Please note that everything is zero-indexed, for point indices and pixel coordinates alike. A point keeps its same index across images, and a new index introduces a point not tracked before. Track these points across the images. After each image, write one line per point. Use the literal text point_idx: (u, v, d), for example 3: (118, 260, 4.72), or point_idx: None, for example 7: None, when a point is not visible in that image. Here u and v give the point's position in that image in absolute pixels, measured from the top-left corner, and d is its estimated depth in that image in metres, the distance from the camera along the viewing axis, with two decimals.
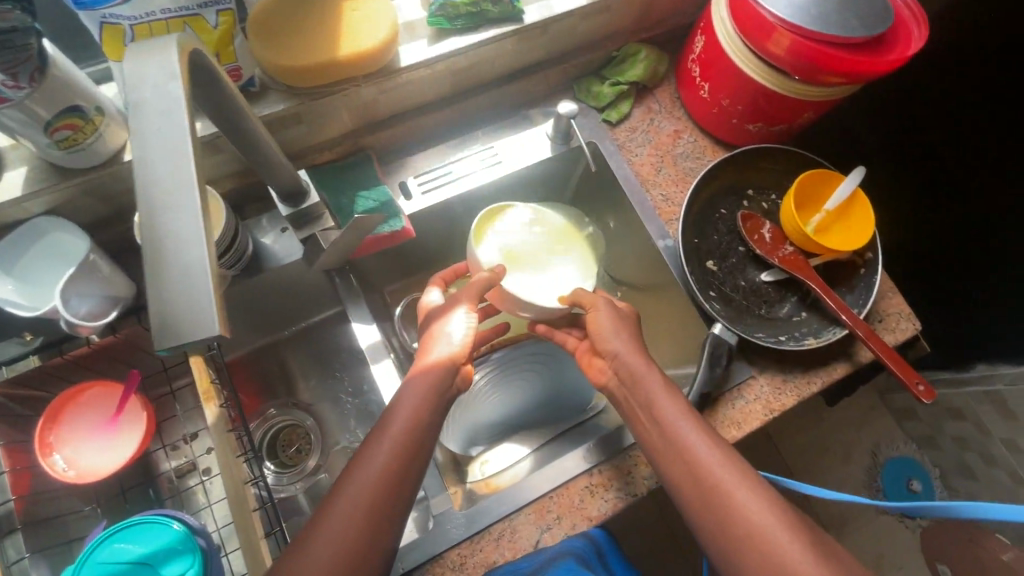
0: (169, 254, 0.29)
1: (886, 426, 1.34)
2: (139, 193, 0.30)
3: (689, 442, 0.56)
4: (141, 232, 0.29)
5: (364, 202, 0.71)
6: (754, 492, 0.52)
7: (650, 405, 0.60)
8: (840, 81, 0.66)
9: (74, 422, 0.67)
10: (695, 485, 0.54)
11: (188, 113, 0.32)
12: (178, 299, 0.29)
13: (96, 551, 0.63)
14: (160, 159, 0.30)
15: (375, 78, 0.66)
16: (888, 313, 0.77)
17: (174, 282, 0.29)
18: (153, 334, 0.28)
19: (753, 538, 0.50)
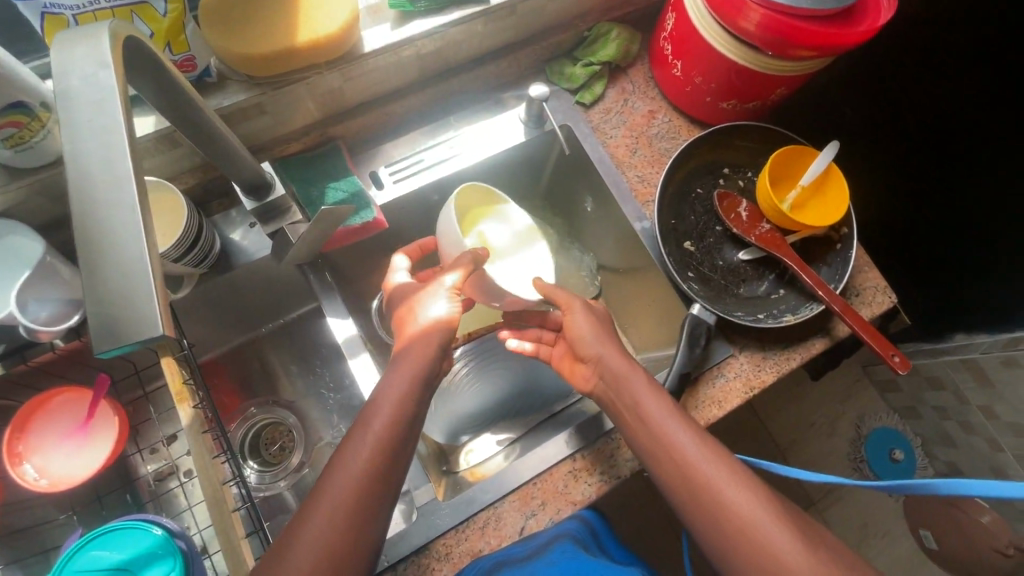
0: (107, 252, 0.28)
1: (868, 398, 1.36)
2: (72, 188, 0.28)
3: (676, 438, 0.56)
4: (75, 231, 0.28)
5: (334, 193, 0.70)
6: (740, 483, 0.53)
7: (636, 405, 0.60)
8: (811, 55, 0.65)
9: (42, 429, 0.65)
10: (683, 480, 0.54)
11: (123, 105, 0.30)
12: (121, 299, 0.28)
13: (73, 560, 0.62)
14: (96, 153, 0.29)
15: (338, 65, 0.64)
16: (865, 287, 0.78)
17: (115, 282, 0.28)
18: (92, 337, 0.27)
19: (741, 529, 0.50)
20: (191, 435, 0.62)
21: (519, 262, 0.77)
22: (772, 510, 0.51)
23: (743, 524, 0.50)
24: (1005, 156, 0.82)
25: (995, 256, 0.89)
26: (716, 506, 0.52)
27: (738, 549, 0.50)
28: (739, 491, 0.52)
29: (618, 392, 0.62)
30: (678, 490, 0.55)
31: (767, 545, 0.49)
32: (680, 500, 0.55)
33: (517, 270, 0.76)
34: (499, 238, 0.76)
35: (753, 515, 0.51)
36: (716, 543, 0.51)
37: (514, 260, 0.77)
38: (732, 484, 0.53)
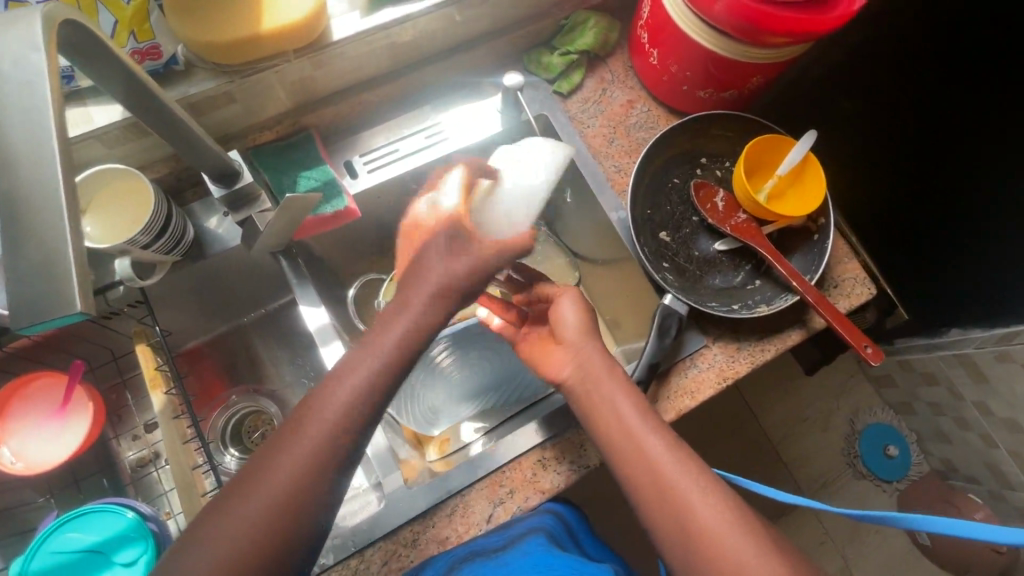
0: (29, 230, 0.28)
1: (862, 393, 1.35)
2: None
3: (635, 427, 0.58)
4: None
5: (306, 182, 0.71)
6: (704, 483, 0.53)
7: (612, 411, 0.59)
8: (784, 42, 0.65)
9: (18, 414, 0.67)
10: (638, 465, 0.55)
11: (54, 87, 0.30)
12: (42, 275, 0.28)
13: (48, 539, 0.63)
14: (21, 133, 0.29)
15: (307, 53, 0.64)
16: (844, 279, 0.77)
17: (36, 259, 0.28)
18: (12, 313, 0.28)
19: (698, 522, 0.51)
20: (165, 418, 0.65)
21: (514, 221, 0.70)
22: (728, 498, 0.52)
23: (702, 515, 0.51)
24: (991, 138, 0.80)
25: (983, 242, 0.87)
26: (674, 493, 0.53)
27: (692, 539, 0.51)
28: (694, 477, 0.53)
29: (584, 382, 0.62)
30: (634, 481, 0.55)
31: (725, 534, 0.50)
32: (633, 483, 0.55)
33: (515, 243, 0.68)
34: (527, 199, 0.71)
35: (714, 503, 0.52)
36: (666, 533, 0.52)
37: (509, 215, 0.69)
38: (688, 474, 0.54)
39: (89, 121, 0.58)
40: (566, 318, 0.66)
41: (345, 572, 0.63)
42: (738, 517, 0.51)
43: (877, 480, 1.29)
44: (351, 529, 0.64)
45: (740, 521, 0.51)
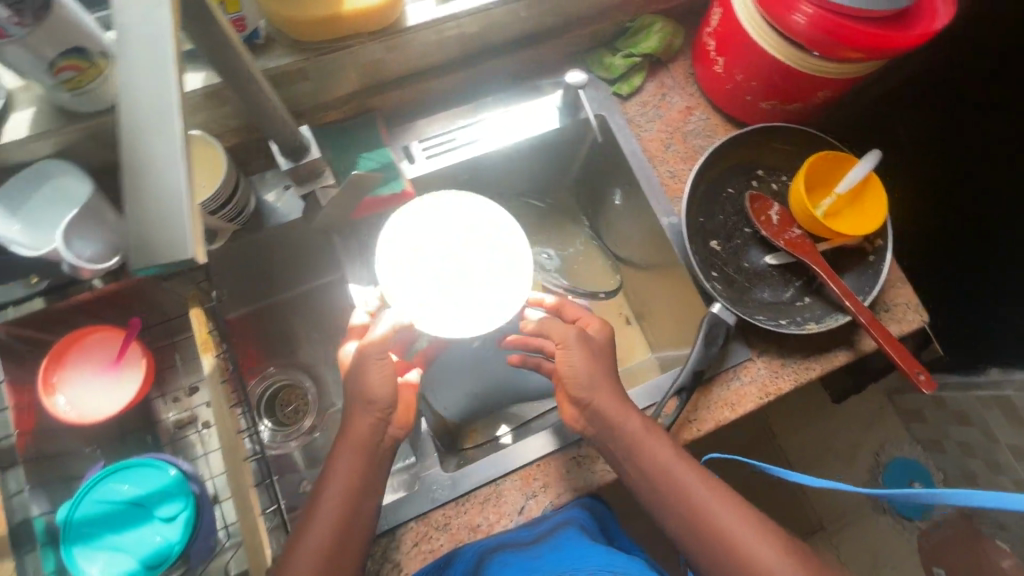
0: (145, 182, 0.29)
1: (890, 426, 1.32)
2: (120, 116, 0.30)
3: (656, 445, 0.60)
4: (122, 154, 0.29)
5: (366, 163, 0.72)
6: (739, 516, 0.56)
7: (637, 455, 0.60)
8: (861, 57, 0.64)
9: (75, 365, 0.69)
10: (654, 481, 0.58)
11: (174, 47, 0.31)
12: (155, 226, 0.29)
13: (94, 488, 0.65)
14: (144, 86, 0.30)
15: (381, 37, 0.65)
16: (895, 303, 0.76)
17: (151, 209, 0.29)
18: (127, 254, 0.28)
19: (729, 541, 0.55)
20: (212, 382, 0.66)
21: (477, 270, 0.62)
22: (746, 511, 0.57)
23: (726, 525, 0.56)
24: None
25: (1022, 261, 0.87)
26: (696, 507, 0.57)
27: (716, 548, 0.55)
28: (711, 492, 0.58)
29: (613, 395, 0.61)
30: (653, 496, 0.59)
31: (749, 543, 0.55)
32: (657, 497, 0.59)
33: (492, 294, 0.62)
34: (474, 240, 0.64)
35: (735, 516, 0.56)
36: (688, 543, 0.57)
37: (460, 276, 0.62)
38: (723, 507, 0.57)
39: None
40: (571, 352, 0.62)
41: (379, 547, 0.64)
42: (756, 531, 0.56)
43: (899, 518, 1.26)
44: (385, 507, 0.65)
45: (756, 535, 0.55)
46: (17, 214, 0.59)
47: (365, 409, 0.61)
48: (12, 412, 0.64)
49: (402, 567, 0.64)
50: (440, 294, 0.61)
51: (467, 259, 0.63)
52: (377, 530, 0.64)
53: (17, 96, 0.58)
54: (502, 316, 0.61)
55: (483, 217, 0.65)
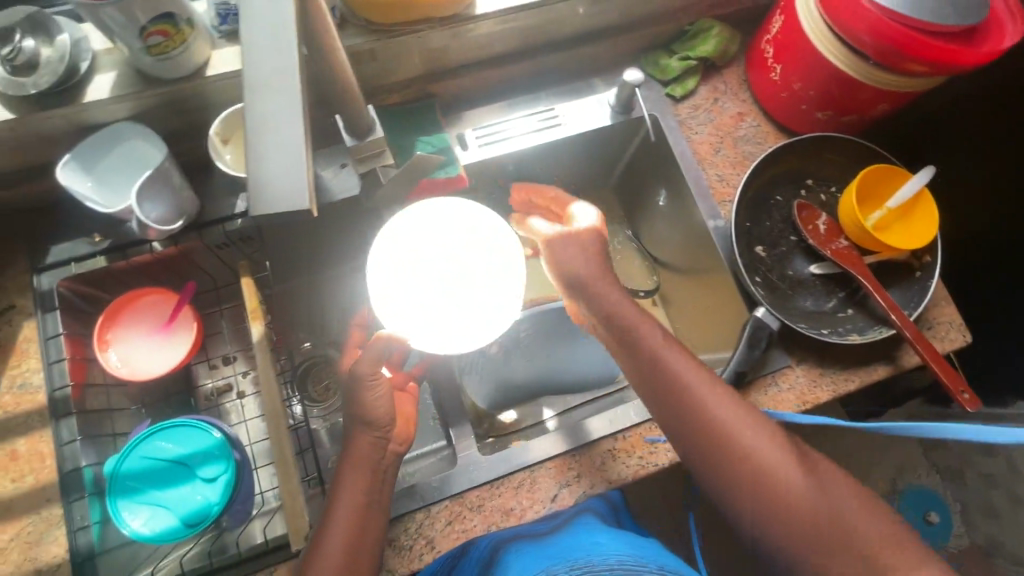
0: (270, 139, 0.30)
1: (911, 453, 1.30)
2: (246, 81, 0.31)
3: (721, 414, 0.55)
4: (246, 107, 0.30)
5: (424, 147, 0.73)
6: (738, 416, 0.55)
7: (637, 345, 0.60)
8: (925, 71, 0.64)
9: (129, 323, 0.71)
10: (714, 448, 0.55)
11: (294, 9, 0.32)
12: (279, 179, 0.30)
13: (138, 445, 0.67)
14: (267, 44, 0.31)
15: (449, 24, 0.67)
16: (939, 322, 0.75)
17: (275, 166, 0.30)
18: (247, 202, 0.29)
19: (727, 438, 0.54)
20: (261, 349, 0.67)
21: (472, 275, 0.63)
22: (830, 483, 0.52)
23: (803, 501, 0.51)
24: None
25: None
26: (767, 483, 0.52)
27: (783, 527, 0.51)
28: (784, 460, 0.53)
29: (629, 310, 0.62)
30: (718, 471, 0.54)
31: (827, 515, 0.50)
32: (713, 470, 0.54)
33: (487, 297, 0.62)
34: (470, 242, 0.64)
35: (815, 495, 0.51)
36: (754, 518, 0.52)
37: (455, 281, 0.62)
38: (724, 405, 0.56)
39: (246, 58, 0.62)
40: (597, 300, 0.63)
41: (411, 522, 0.65)
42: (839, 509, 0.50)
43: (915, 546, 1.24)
44: (423, 484, 0.67)
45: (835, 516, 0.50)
46: (91, 172, 0.62)
47: (388, 399, 0.62)
48: (68, 363, 0.66)
49: (434, 544, 0.65)
50: (438, 301, 0.62)
51: (463, 264, 0.63)
52: (394, 511, 0.65)
53: (101, 58, 0.60)
54: (499, 319, 0.62)
55: (477, 222, 0.64)
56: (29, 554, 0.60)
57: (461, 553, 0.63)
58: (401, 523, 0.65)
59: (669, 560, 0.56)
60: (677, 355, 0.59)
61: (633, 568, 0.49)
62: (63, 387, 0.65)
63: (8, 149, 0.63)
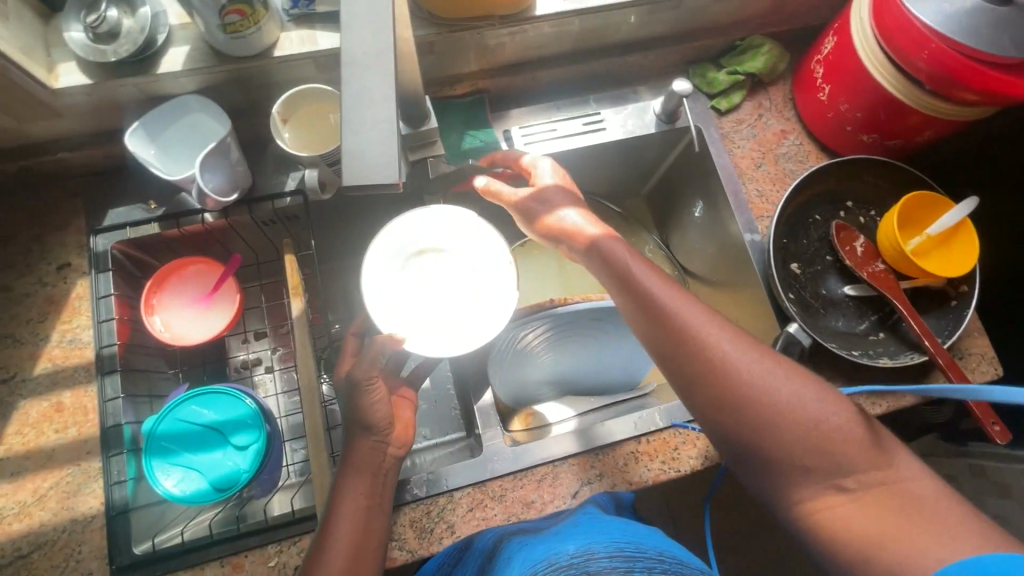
0: (366, 114, 0.35)
1: None
2: (345, 62, 0.36)
3: (731, 353, 0.53)
4: (347, 91, 0.35)
5: (472, 140, 0.78)
6: (740, 347, 0.53)
7: (625, 273, 0.59)
8: (977, 99, 0.64)
9: (174, 291, 0.73)
10: (719, 382, 0.52)
11: (392, 5, 0.37)
12: (374, 153, 0.34)
13: (175, 409, 0.69)
14: (364, 36, 0.36)
15: (509, 23, 0.68)
16: (970, 353, 0.75)
17: (369, 138, 0.35)
18: (342, 172, 0.34)
19: (730, 369, 0.52)
20: (301, 326, 0.69)
21: (459, 294, 0.67)
22: (836, 418, 0.50)
23: (808, 432, 0.49)
24: None
25: None
26: (772, 413, 0.50)
27: (784, 461, 0.49)
28: (812, 399, 0.50)
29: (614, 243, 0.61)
30: (722, 407, 0.52)
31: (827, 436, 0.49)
32: (718, 406, 0.52)
33: (477, 310, 0.65)
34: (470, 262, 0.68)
35: (821, 428, 0.49)
36: (752, 450, 0.51)
37: (443, 300, 0.67)
38: (721, 332, 0.54)
39: (313, 42, 0.64)
40: (613, 264, 0.59)
41: (433, 507, 0.66)
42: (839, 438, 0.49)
43: None
44: (447, 469, 0.68)
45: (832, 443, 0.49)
46: (155, 141, 0.64)
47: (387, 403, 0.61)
48: (115, 323, 0.69)
49: (454, 529, 0.66)
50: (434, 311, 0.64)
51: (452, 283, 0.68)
52: (400, 499, 0.65)
53: (176, 32, 0.63)
54: (496, 323, 0.62)
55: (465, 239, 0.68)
56: (67, 504, 0.62)
57: (466, 546, 0.62)
58: (404, 510, 0.66)
59: (670, 547, 0.54)
60: (685, 301, 0.56)
61: (634, 556, 0.49)
62: (110, 345, 0.67)
63: (81, 113, 0.66)
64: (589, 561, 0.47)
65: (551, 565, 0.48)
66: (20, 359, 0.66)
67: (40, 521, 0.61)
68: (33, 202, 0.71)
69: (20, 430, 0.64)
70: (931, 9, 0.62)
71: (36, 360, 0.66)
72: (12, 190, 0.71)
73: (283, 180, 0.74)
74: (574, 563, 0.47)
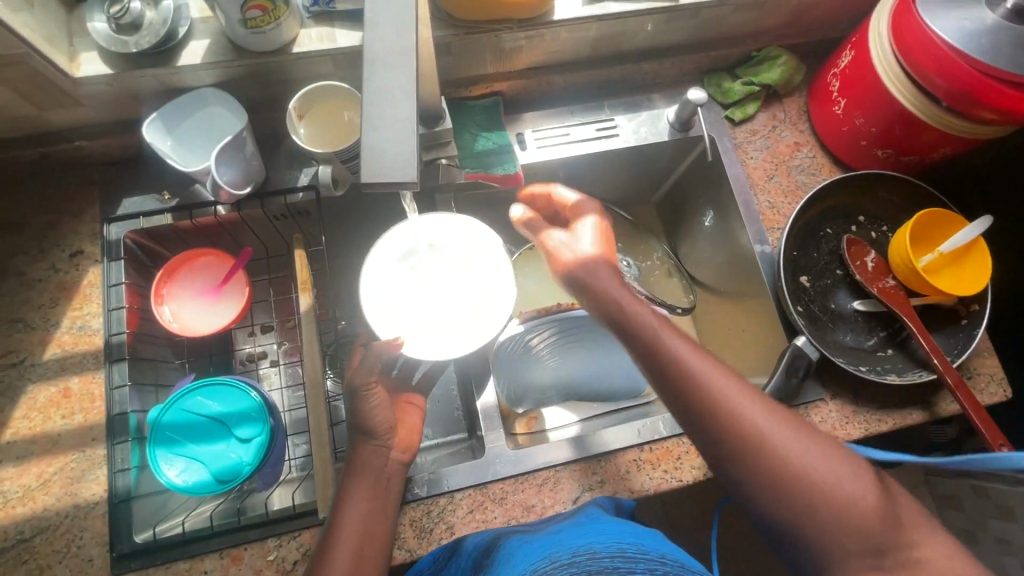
0: (387, 111, 0.35)
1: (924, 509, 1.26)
2: (367, 61, 0.36)
3: (761, 422, 0.51)
4: (369, 88, 0.36)
5: (484, 142, 0.78)
6: (768, 414, 0.52)
7: (646, 334, 0.57)
8: (994, 118, 0.64)
9: (183, 282, 0.73)
10: (728, 434, 0.51)
11: (416, 7, 0.37)
12: (393, 150, 0.35)
13: (180, 400, 0.69)
14: (388, 35, 0.36)
15: (526, 27, 0.69)
16: (979, 373, 0.74)
17: (389, 135, 0.35)
18: (360, 169, 0.34)
19: (761, 440, 0.50)
20: (308, 321, 0.69)
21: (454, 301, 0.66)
22: (850, 477, 0.49)
23: (847, 511, 0.47)
24: None
25: None
26: (784, 469, 0.49)
27: (827, 541, 0.47)
28: (845, 471, 0.49)
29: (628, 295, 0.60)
30: (733, 459, 0.51)
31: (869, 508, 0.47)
32: (726, 459, 0.51)
33: (473, 316, 0.64)
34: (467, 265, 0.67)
35: (860, 505, 0.47)
36: (763, 505, 0.49)
37: (440, 308, 0.65)
38: (746, 398, 0.52)
39: (332, 40, 0.64)
40: (633, 322, 0.58)
41: (434, 507, 0.66)
42: (858, 506, 0.47)
43: None
44: (449, 469, 0.68)
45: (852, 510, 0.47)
46: (172, 132, 0.65)
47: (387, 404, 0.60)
48: (125, 311, 0.69)
49: (453, 530, 0.66)
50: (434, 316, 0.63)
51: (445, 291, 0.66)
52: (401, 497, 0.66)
53: (197, 26, 0.63)
54: (492, 325, 0.61)
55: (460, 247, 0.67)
56: (70, 489, 0.62)
57: (452, 551, 0.61)
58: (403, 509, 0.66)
59: (671, 548, 0.55)
60: (704, 358, 0.55)
61: (636, 556, 0.49)
62: (119, 333, 0.67)
63: (100, 103, 0.66)
64: (590, 560, 0.48)
65: (552, 562, 0.49)
66: (30, 344, 0.67)
67: (44, 505, 0.62)
68: (49, 189, 0.72)
69: (27, 414, 0.64)
70: (951, 26, 0.62)
71: (46, 346, 0.67)
72: (30, 177, 0.72)
73: (295, 175, 0.74)
74: (576, 561, 0.48)
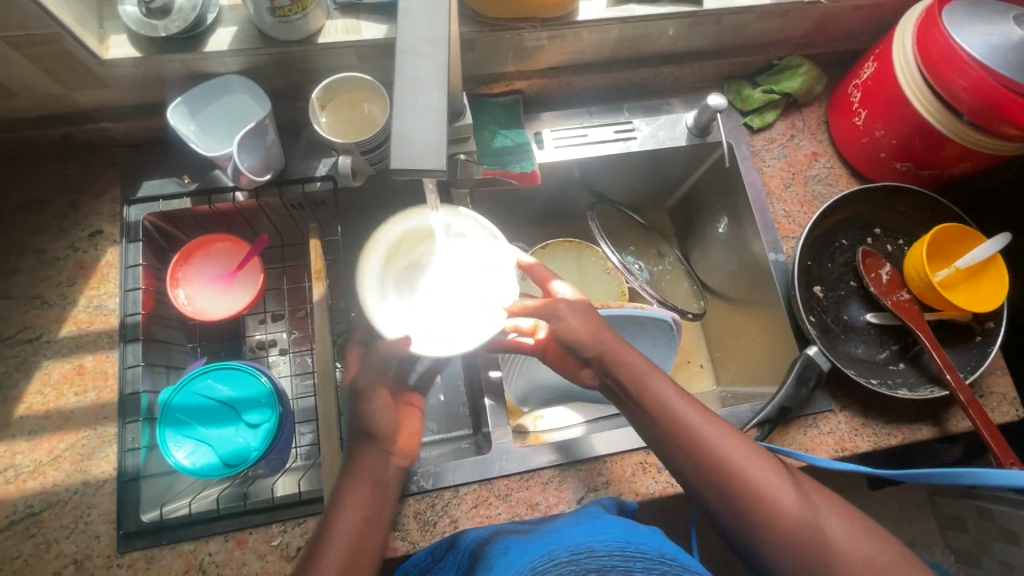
0: (418, 100, 0.36)
1: (926, 529, 1.25)
2: (398, 50, 0.38)
3: (768, 483, 0.52)
4: (400, 76, 0.37)
5: (503, 139, 0.78)
6: (770, 471, 0.53)
7: (649, 392, 0.58)
8: (1017, 134, 0.64)
9: (199, 266, 0.74)
10: (679, 442, 0.55)
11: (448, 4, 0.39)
12: (423, 136, 0.36)
13: (192, 381, 0.69)
14: (418, 27, 0.38)
15: (550, 26, 0.69)
16: (991, 391, 0.74)
17: (418, 126, 0.36)
18: (391, 155, 0.35)
19: (766, 499, 0.51)
20: (321, 310, 0.69)
21: (456, 295, 0.65)
22: (839, 525, 0.51)
23: None
24: None
25: None
26: (773, 516, 0.51)
27: None
28: (848, 531, 0.51)
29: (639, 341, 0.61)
30: (685, 463, 0.55)
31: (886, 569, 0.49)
32: (678, 463, 0.55)
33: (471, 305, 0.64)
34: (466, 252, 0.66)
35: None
36: (713, 507, 0.53)
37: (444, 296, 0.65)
38: (746, 454, 0.54)
39: (357, 32, 0.65)
40: (633, 372, 0.60)
41: (438, 500, 0.66)
42: (802, 515, 0.51)
43: None
44: (454, 464, 0.68)
45: (796, 515, 0.51)
46: (195, 118, 0.65)
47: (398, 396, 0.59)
48: (141, 293, 0.70)
49: (456, 524, 0.66)
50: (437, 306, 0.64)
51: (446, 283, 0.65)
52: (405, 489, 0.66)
53: (225, 12, 0.64)
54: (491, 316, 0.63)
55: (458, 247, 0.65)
56: (80, 466, 0.63)
57: (449, 545, 0.61)
58: (407, 501, 0.66)
59: (672, 548, 0.53)
60: (705, 414, 0.56)
61: (636, 556, 0.48)
62: (134, 315, 0.68)
63: (126, 85, 0.67)
64: (589, 558, 0.47)
65: (550, 561, 0.48)
66: (47, 321, 0.67)
67: (54, 480, 0.62)
68: (72, 169, 0.73)
69: (41, 389, 0.65)
70: (977, 40, 0.62)
71: (62, 323, 0.68)
72: (53, 155, 0.73)
73: (314, 165, 0.75)
74: (575, 559, 0.47)
